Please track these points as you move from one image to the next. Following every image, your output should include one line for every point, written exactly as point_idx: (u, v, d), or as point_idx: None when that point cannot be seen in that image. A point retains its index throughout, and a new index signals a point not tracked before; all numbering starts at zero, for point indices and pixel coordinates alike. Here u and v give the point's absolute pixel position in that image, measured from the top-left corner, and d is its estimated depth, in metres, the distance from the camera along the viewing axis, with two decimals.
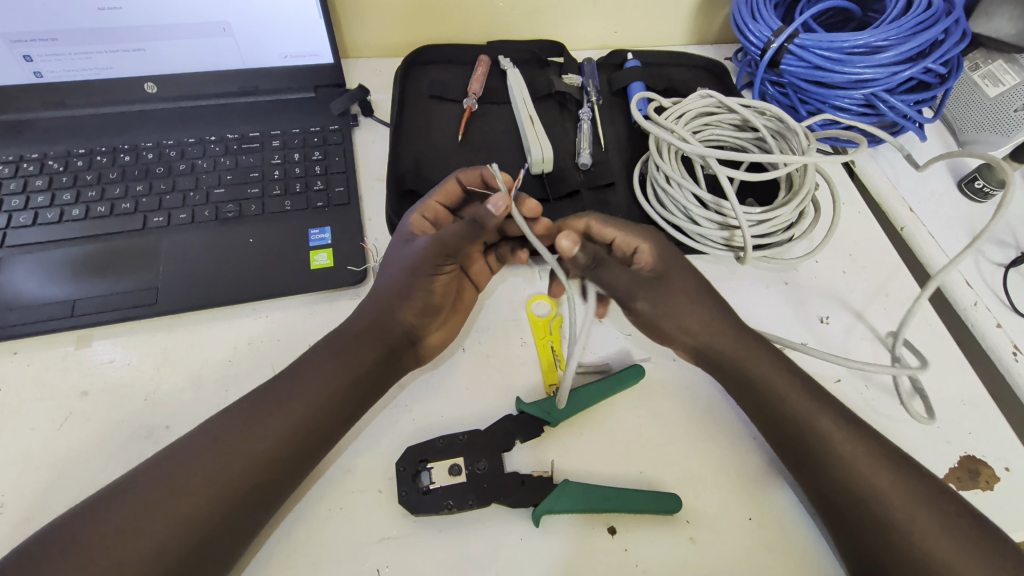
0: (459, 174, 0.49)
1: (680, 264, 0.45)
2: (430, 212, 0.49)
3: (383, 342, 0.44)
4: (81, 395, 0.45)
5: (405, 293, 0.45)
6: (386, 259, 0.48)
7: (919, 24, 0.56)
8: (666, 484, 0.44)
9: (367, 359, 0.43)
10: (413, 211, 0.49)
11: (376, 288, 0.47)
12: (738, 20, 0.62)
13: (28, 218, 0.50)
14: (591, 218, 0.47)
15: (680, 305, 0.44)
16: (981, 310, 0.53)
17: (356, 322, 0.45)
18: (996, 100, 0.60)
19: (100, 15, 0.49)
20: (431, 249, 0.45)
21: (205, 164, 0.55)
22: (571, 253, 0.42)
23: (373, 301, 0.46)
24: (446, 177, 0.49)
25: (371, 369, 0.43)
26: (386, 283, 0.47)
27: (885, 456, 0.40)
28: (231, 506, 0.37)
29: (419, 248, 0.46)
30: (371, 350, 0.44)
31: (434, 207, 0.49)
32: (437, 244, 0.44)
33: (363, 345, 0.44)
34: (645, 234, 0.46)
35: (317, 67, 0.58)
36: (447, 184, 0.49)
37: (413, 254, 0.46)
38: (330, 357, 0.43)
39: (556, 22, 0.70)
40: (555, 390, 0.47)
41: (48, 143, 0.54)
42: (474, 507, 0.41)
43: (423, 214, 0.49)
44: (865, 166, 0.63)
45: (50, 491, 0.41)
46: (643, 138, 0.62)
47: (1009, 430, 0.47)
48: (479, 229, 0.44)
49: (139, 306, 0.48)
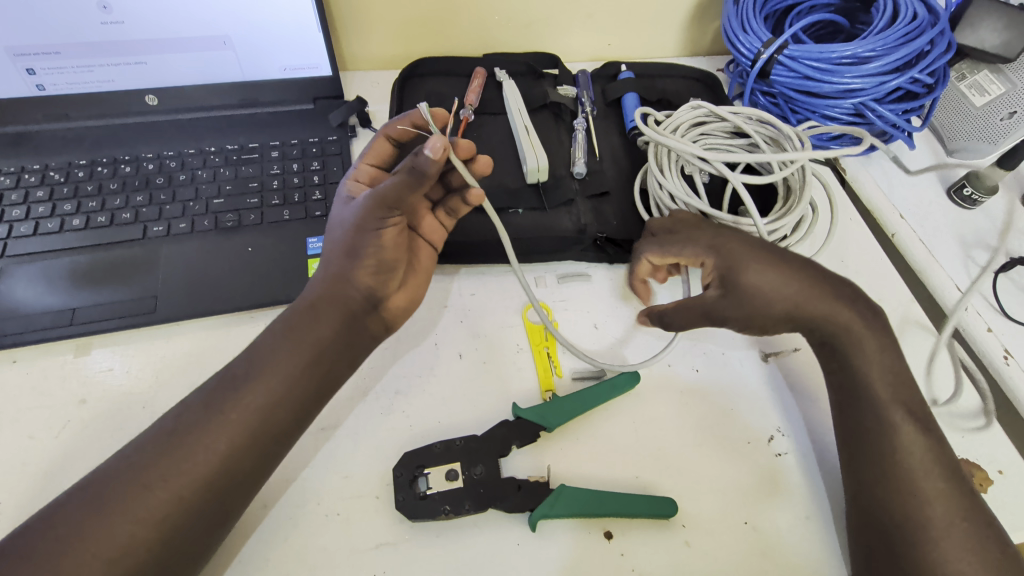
0: (386, 129, 0.50)
1: (749, 253, 0.44)
2: (363, 175, 0.50)
3: (336, 308, 0.42)
4: (79, 403, 0.45)
5: (356, 257, 0.43)
6: (332, 226, 0.46)
7: (904, 35, 0.57)
8: (662, 490, 0.44)
9: (324, 336, 0.41)
10: (347, 178, 0.50)
11: (325, 258, 0.44)
12: (728, 32, 0.63)
13: (28, 228, 0.51)
14: (646, 258, 0.49)
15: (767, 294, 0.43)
16: (972, 315, 0.54)
17: (312, 289, 0.43)
18: (982, 110, 0.61)
19: (103, 29, 0.50)
20: (370, 204, 0.42)
21: (205, 175, 0.55)
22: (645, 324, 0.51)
23: (322, 272, 0.44)
24: (374, 137, 0.50)
25: (343, 351, 0.42)
26: (335, 248, 0.44)
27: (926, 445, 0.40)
28: (229, 507, 0.37)
29: (359, 206, 0.43)
30: (330, 319, 0.41)
31: (367, 170, 0.50)
32: (375, 200, 0.42)
33: (321, 315, 0.41)
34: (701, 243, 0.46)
35: (316, 79, 0.59)
36: (375, 144, 0.50)
37: (354, 213, 0.43)
38: (286, 336, 0.41)
39: (551, 35, 0.71)
40: (550, 395, 0.47)
41: (49, 155, 0.55)
42: (470, 513, 0.41)
43: (356, 177, 0.50)
44: (856, 174, 0.64)
45: (48, 498, 0.41)
46: (638, 148, 0.63)
47: (1000, 433, 0.47)
48: (422, 181, 0.42)
49: (138, 315, 0.48)
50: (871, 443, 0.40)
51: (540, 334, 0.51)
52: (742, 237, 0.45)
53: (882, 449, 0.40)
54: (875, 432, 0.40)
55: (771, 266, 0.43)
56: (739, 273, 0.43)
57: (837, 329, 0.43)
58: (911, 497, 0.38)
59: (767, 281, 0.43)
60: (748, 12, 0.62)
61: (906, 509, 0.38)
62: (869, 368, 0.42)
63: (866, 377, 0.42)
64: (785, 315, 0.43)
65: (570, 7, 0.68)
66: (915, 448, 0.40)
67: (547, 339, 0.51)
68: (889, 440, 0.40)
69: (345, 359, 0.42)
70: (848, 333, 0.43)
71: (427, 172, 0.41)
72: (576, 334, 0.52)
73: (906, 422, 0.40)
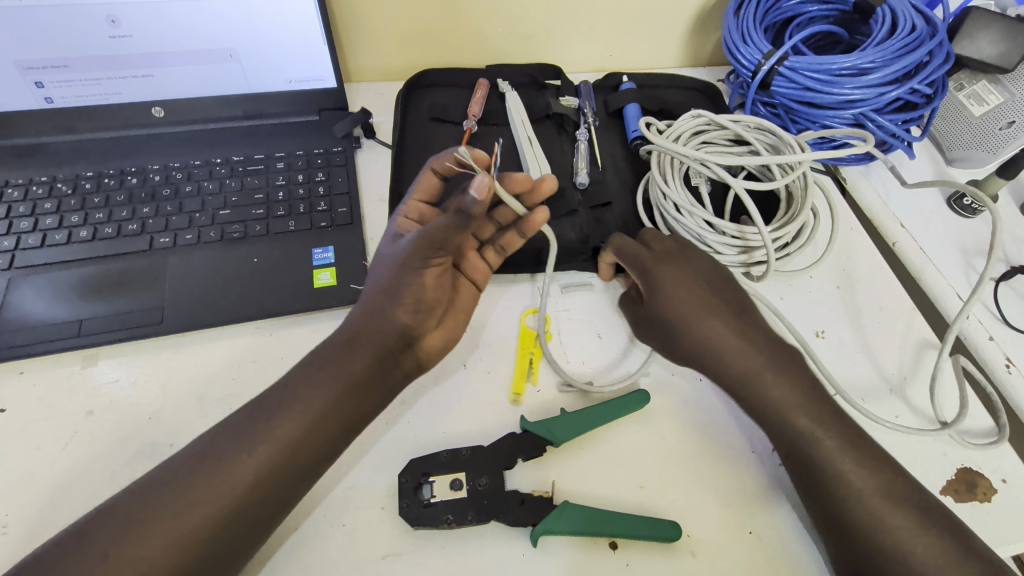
0: (432, 165, 0.48)
1: (685, 300, 0.45)
2: (413, 211, 0.50)
3: (372, 343, 0.42)
4: (86, 414, 0.45)
5: (397, 294, 0.43)
6: (378, 262, 0.47)
7: (903, 47, 0.57)
8: (666, 500, 0.44)
9: (359, 371, 0.41)
10: (398, 214, 0.50)
11: (368, 293, 0.45)
12: (728, 43, 0.64)
13: (36, 240, 0.51)
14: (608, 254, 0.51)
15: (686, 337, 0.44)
16: (974, 323, 0.54)
17: (354, 319, 0.44)
18: (980, 120, 0.62)
19: (111, 43, 0.50)
20: (417, 243, 0.42)
21: (211, 187, 0.56)
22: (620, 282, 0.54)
23: (365, 306, 0.44)
24: (422, 171, 0.49)
25: (370, 382, 0.42)
26: (378, 284, 0.45)
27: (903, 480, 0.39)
28: (239, 523, 0.36)
29: (405, 246, 0.43)
30: (364, 357, 0.42)
31: (417, 206, 0.50)
32: (422, 239, 0.41)
33: (355, 350, 0.42)
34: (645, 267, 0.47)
35: (321, 91, 0.60)
36: (423, 179, 0.49)
37: (400, 252, 0.44)
38: (314, 362, 0.42)
39: (553, 46, 0.72)
40: (516, 401, 0.48)
41: (57, 167, 0.55)
42: (474, 523, 0.41)
43: (407, 214, 0.50)
44: (856, 183, 0.65)
45: (55, 510, 0.41)
46: (640, 158, 0.64)
47: (1004, 442, 0.48)
48: (467, 221, 0.40)
49: (144, 326, 0.48)
50: (813, 476, 0.40)
51: (530, 339, 0.52)
52: (685, 275, 0.46)
53: (821, 480, 0.39)
54: (806, 466, 0.40)
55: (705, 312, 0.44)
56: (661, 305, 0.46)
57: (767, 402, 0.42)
58: (873, 527, 0.37)
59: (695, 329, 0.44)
60: (749, 24, 0.63)
61: (877, 539, 0.37)
62: (793, 409, 0.41)
63: (790, 419, 0.41)
64: (698, 359, 0.44)
65: (572, 19, 0.69)
66: (858, 478, 0.39)
67: (535, 346, 0.51)
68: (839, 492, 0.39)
69: (376, 390, 0.42)
70: (782, 409, 0.41)
71: (472, 214, 0.39)
72: (572, 341, 0.52)
73: (886, 453, 0.40)
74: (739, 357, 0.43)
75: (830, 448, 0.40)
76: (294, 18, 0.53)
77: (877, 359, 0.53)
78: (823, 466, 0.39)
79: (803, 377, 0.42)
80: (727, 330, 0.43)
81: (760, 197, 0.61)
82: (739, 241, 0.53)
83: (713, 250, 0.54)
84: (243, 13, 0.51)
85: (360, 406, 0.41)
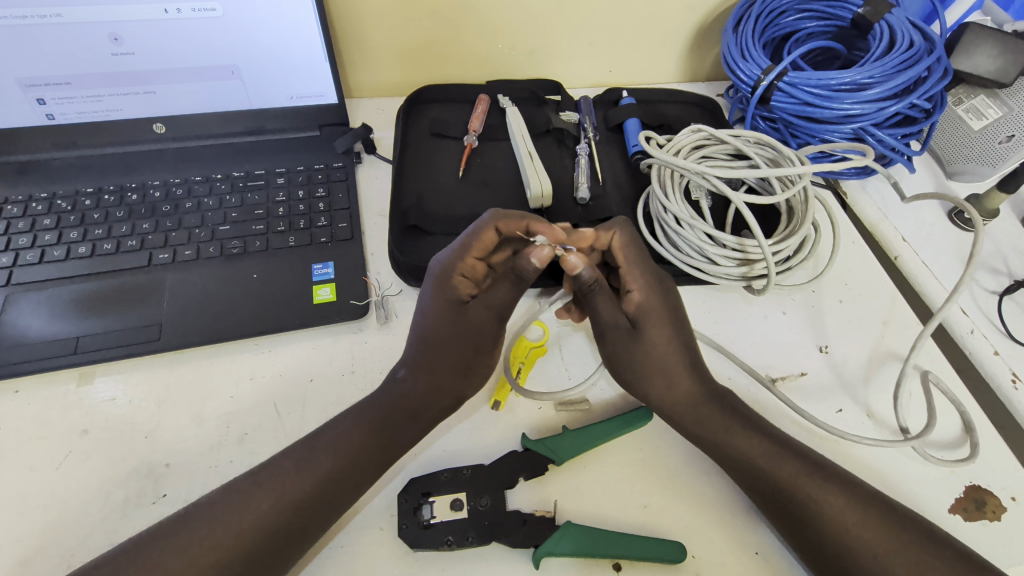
0: (499, 224, 0.45)
1: (669, 320, 0.47)
2: (468, 270, 0.46)
3: (429, 407, 0.44)
4: (81, 433, 0.45)
5: (470, 360, 0.45)
6: (425, 332, 0.46)
7: (902, 63, 0.58)
8: (669, 519, 0.43)
9: (389, 408, 0.43)
10: (451, 272, 0.46)
11: (416, 361, 0.46)
12: (728, 59, 0.64)
13: (34, 256, 0.51)
14: (616, 237, 0.48)
15: (659, 365, 0.45)
16: (978, 337, 0.54)
17: (400, 384, 0.45)
18: (980, 133, 0.62)
19: (114, 60, 0.50)
20: (493, 315, 0.46)
21: (211, 203, 0.56)
22: (575, 269, 0.45)
23: (417, 373, 0.45)
24: (481, 227, 0.45)
25: (391, 408, 0.43)
26: (434, 353, 0.46)
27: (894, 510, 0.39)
28: (244, 546, 0.37)
29: (478, 318, 0.46)
30: (398, 412, 0.43)
31: (473, 264, 0.46)
32: (497, 310, 0.47)
33: (411, 414, 0.43)
34: (644, 277, 0.48)
35: (322, 108, 0.60)
36: (483, 237, 0.45)
37: (471, 325, 0.46)
38: (344, 413, 0.43)
39: (553, 62, 0.73)
40: (494, 405, 0.48)
41: (57, 183, 0.55)
42: (474, 545, 0.40)
43: (461, 272, 0.46)
44: (857, 198, 0.65)
45: (48, 533, 0.40)
46: (640, 172, 0.64)
47: (1012, 459, 0.47)
48: (524, 279, 0.46)
49: (142, 343, 0.48)
50: (788, 505, 0.40)
51: (524, 349, 0.51)
52: (668, 303, 0.48)
53: (796, 509, 0.40)
54: (775, 497, 0.41)
55: (673, 333, 0.46)
56: (646, 327, 0.46)
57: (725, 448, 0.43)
58: (858, 551, 0.38)
59: (663, 347, 0.45)
60: (747, 39, 0.63)
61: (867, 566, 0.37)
62: (749, 444, 0.42)
63: (752, 452, 0.42)
64: (663, 393, 0.45)
65: (572, 35, 0.69)
66: (835, 508, 0.39)
67: (527, 357, 0.51)
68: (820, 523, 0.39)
69: (419, 415, 0.44)
70: (738, 456, 0.42)
71: (533, 274, 0.45)
72: (569, 356, 0.52)
73: (872, 489, 0.41)
74: (693, 394, 0.45)
75: (802, 481, 0.40)
76: (296, 36, 0.53)
77: (869, 378, 0.52)
78: (797, 498, 0.40)
79: (758, 423, 0.44)
80: (688, 364, 0.45)
81: (760, 211, 0.61)
82: (739, 253, 0.53)
83: (714, 264, 0.54)
84: (246, 31, 0.52)
85: (379, 426, 0.42)
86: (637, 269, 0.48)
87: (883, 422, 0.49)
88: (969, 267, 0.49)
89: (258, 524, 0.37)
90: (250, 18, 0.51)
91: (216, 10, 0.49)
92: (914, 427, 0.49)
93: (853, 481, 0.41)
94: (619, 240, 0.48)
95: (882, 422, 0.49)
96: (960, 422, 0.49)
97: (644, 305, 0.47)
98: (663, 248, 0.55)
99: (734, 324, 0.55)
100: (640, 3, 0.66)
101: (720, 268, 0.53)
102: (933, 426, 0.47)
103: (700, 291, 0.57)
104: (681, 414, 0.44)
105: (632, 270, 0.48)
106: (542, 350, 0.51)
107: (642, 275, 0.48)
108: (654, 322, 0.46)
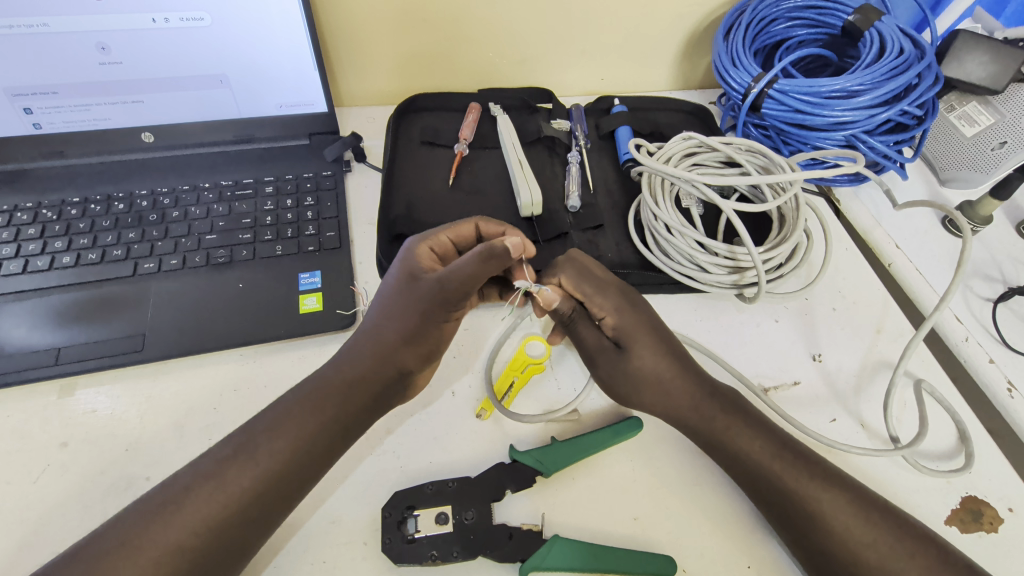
0: (480, 220, 0.49)
1: (649, 330, 0.46)
2: (439, 246, 0.48)
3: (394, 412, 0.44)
4: (60, 446, 0.44)
5: (408, 335, 0.44)
6: (380, 299, 0.46)
7: (892, 70, 0.58)
8: (657, 535, 0.42)
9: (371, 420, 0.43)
10: (423, 242, 0.48)
11: (364, 330, 0.45)
12: (719, 66, 0.64)
13: (17, 266, 0.50)
14: (563, 276, 0.48)
15: (656, 383, 0.44)
16: (973, 345, 0.53)
17: (344, 354, 0.44)
18: (973, 140, 0.62)
19: (100, 69, 0.50)
20: (436, 293, 0.43)
21: (199, 211, 0.55)
22: (552, 302, 0.47)
23: (358, 346, 0.44)
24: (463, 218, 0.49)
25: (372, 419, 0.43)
26: (379, 320, 0.45)
27: (892, 527, 0.38)
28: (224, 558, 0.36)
29: (423, 291, 0.44)
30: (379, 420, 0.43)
31: (445, 243, 0.48)
32: (442, 289, 0.43)
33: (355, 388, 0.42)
34: (611, 298, 0.47)
35: (312, 116, 0.60)
36: (462, 224, 0.49)
37: (415, 295, 0.44)
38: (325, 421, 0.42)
39: (544, 70, 0.72)
40: (482, 413, 0.47)
41: (43, 193, 0.55)
42: (459, 559, 0.40)
43: (430, 246, 0.48)
44: (849, 205, 0.64)
45: (22, 549, 0.40)
46: (631, 180, 0.63)
47: (1010, 471, 0.46)
48: (489, 261, 0.42)
49: (125, 354, 0.47)
50: (785, 509, 0.40)
51: (523, 363, 0.48)
52: (643, 312, 0.47)
53: (793, 517, 0.39)
54: (782, 504, 0.40)
55: (658, 342, 0.45)
56: (632, 349, 0.45)
57: (734, 458, 0.42)
58: (852, 558, 0.37)
59: (651, 357, 0.45)
60: (738, 46, 0.63)
61: None
62: (747, 445, 0.42)
63: (753, 451, 0.41)
64: (670, 415, 0.44)
65: (564, 43, 0.69)
66: (834, 509, 0.38)
67: (523, 372, 0.48)
68: (818, 535, 0.38)
69: None
70: (749, 462, 0.41)
71: (502, 257, 0.42)
72: (557, 366, 0.51)
73: (874, 495, 0.40)
74: (691, 398, 0.44)
75: (799, 484, 0.40)
76: (284, 44, 0.53)
77: (863, 386, 0.51)
78: (798, 508, 0.39)
79: (759, 418, 0.43)
80: (679, 376, 0.44)
81: (752, 218, 0.60)
82: (730, 261, 0.53)
83: (705, 272, 0.53)
84: (232, 39, 0.51)
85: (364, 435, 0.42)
86: (599, 294, 0.47)
87: (876, 432, 0.49)
88: (960, 274, 0.48)
89: (237, 536, 0.36)
90: (239, 30, 0.51)
91: (204, 20, 0.49)
92: (909, 437, 0.48)
93: (848, 481, 0.40)
94: (568, 280, 0.47)
95: (875, 432, 0.49)
96: (956, 432, 0.48)
97: (621, 323, 0.46)
98: (653, 256, 0.55)
99: (726, 332, 0.54)
100: (632, 10, 0.66)
101: (714, 277, 0.53)
102: (926, 432, 0.46)
103: (691, 300, 0.56)
104: (693, 429, 0.44)
105: (596, 295, 0.47)
106: (540, 368, 0.48)
107: (606, 297, 0.47)
108: (637, 342, 0.45)
